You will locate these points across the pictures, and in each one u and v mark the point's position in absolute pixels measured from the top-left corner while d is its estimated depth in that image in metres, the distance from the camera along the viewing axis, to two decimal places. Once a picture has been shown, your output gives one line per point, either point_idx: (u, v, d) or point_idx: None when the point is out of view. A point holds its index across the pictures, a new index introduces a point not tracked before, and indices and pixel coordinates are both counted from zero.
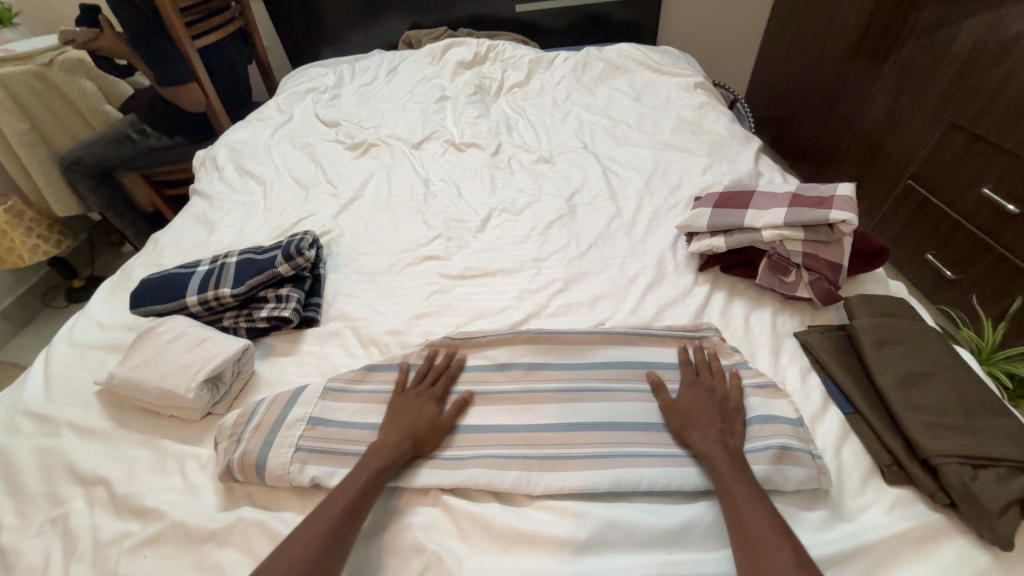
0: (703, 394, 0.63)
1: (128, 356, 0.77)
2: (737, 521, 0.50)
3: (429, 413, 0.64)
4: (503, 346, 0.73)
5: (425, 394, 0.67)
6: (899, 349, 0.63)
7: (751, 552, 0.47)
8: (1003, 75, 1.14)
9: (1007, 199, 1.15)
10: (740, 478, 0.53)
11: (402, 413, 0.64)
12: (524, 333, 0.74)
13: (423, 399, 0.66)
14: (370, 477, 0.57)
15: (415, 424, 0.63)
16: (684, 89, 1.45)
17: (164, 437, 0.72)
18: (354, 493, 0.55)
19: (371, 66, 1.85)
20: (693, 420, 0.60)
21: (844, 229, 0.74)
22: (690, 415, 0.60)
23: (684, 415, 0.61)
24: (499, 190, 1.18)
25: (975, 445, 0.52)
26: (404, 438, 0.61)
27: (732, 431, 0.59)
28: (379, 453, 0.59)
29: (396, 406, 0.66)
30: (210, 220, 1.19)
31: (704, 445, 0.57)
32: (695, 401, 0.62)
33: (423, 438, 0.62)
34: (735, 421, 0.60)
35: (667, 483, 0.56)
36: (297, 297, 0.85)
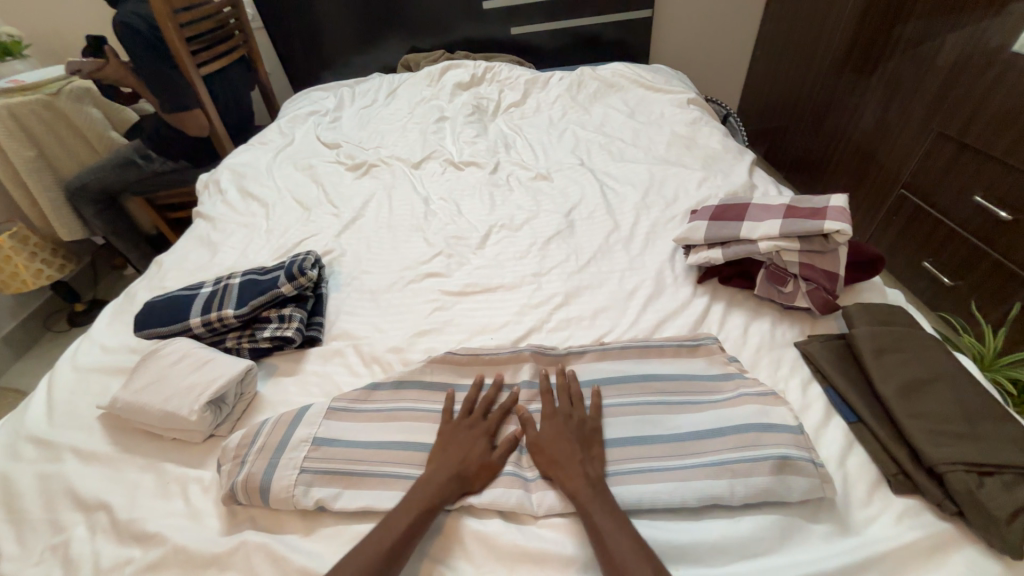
0: (562, 421, 0.62)
1: (131, 379, 0.77)
2: (606, 556, 0.50)
3: (480, 450, 0.61)
4: (505, 361, 0.73)
5: (480, 428, 0.64)
6: (899, 357, 0.64)
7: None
8: (988, 86, 1.17)
9: (999, 206, 1.17)
10: (604, 508, 0.53)
11: (455, 446, 0.62)
12: (526, 349, 0.75)
13: (477, 434, 0.63)
14: (413, 513, 0.55)
15: (467, 460, 0.60)
16: (677, 105, 1.48)
17: (167, 460, 0.72)
18: (393, 530, 0.53)
19: (371, 89, 1.90)
20: (556, 452, 0.59)
21: (839, 239, 0.75)
22: (551, 448, 0.60)
23: (544, 446, 0.60)
24: (498, 206, 1.20)
25: (979, 452, 0.52)
26: (452, 476, 0.58)
27: (590, 457, 0.59)
28: (427, 489, 0.57)
29: (449, 439, 0.63)
30: (213, 242, 1.21)
31: (569, 477, 0.56)
32: (554, 430, 0.62)
33: (470, 477, 0.59)
34: (594, 447, 0.60)
35: (669, 498, 0.55)
36: (300, 317, 0.86)
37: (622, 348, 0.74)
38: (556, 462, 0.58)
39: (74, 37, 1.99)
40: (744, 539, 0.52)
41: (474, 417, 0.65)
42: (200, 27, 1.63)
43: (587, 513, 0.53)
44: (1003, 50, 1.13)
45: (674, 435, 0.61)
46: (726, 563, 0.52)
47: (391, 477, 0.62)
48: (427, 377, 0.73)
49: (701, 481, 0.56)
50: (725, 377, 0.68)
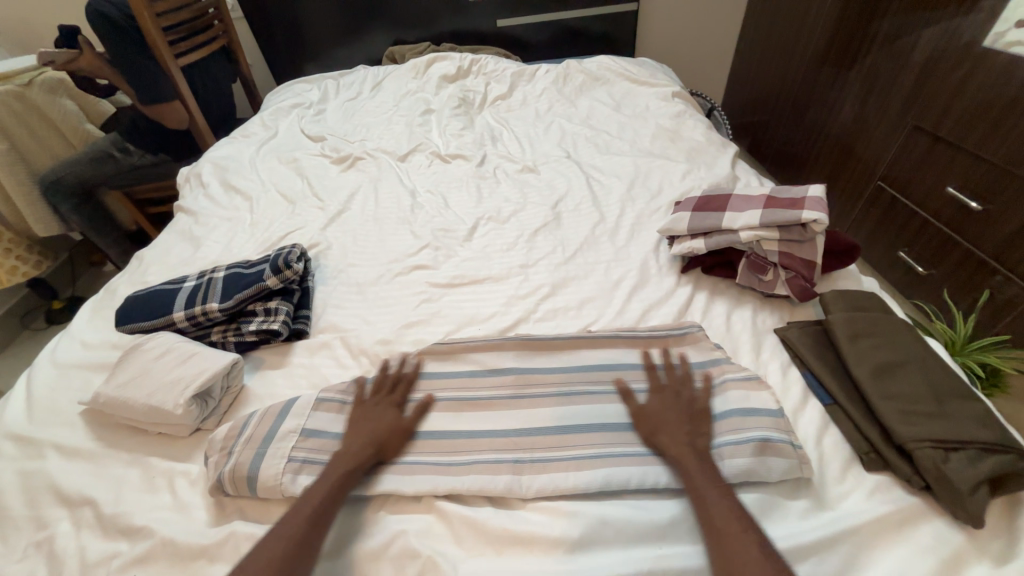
0: (668, 395, 0.64)
1: (114, 373, 0.76)
2: (705, 516, 0.51)
3: (392, 418, 0.65)
4: (493, 351, 0.75)
5: (390, 400, 0.68)
6: (872, 341, 0.66)
7: (723, 548, 0.47)
8: (959, 81, 1.21)
9: (970, 197, 1.21)
10: (705, 474, 0.54)
11: (368, 419, 0.66)
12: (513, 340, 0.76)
13: (385, 406, 0.67)
14: (335, 481, 0.58)
15: (380, 429, 0.64)
16: (662, 98, 1.49)
17: (153, 454, 0.71)
18: (316, 498, 0.56)
19: (356, 81, 1.87)
20: (660, 422, 0.61)
21: (816, 228, 0.76)
22: (656, 418, 0.62)
23: (649, 416, 0.62)
24: (485, 199, 1.20)
25: (946, 429, 0.55)
26: (367, 444, 0.62)
27: (697, 427, 0.60)
28: (343, 460, 0.60)
29: (362, 413, 0.67)
30: (195, 236, 1.19)
31: (671, 445, 0.58)
32: (660, 403, 0.64)
33: (385, 443, 0.63)
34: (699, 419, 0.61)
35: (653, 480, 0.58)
36: (286, 310, 0.86)
37: (608, 337, 0.75)
38: (660, 432, 0.60)
39: (45, 26, 1.92)
40: None
41: (385, 392, 0.70)
42: (178, 16, 1.59)
43: (689, 479, 0.54)
44: (974, 46, 1.17)
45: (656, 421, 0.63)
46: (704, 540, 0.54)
47: (377, 465, 0.63)
48: (415, 367, 0.73)
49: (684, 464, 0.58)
50: (708, 363, 0.70)
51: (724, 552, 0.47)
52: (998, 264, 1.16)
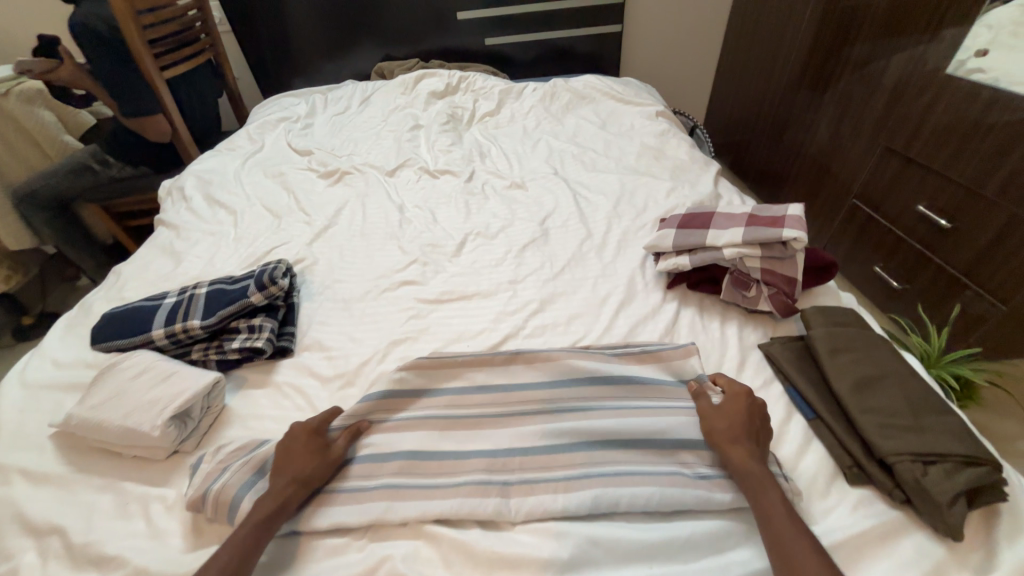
0: (735, 403, 0.65)
1: (86, 395, 0.73)
2: (771, 533, 0.52)
3: (321, 449, 0.64)
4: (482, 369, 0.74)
5: (311, 432, 0.65)
6: (851, 355, 0.68)
7: (784, 554, 0.49)
8: (928, 105, 1.27)
9: (940, 216, 1.26)
10: (771, 492, 0.55)
11: (291, 452, 0.63)
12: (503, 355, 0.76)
13: (307, 438, 0.65)
14: (252, 527, 0.56)
15: (302, 465, 0.62)
16: (646, 117, 1.53)
17: (126, 478, 0.68)
18: (233, 547, 0.53)
19: (344, 96, 1.88)
20: (727, 431, 0.62)
21: (796, 246, 0.79)
22: (725, 427, 0.62)
23: (718, 425, 0.63)
24: (474, 214, 1.21)
25: (923, 442, 0.56)
26: (293, 481, 0.60)
27: (761, 442, 0.61)
28: (268, 499, 0.58)
29: (283, 447, 0.64)
30: (177, 250, 1.17)
31: (739, 460, 0.58)
32: (727, 410, 0.64)
33: (314, 477, 0.61)
34: (762, 436, 0.62)
35: (646, 502, 0.57)
36: (270, 326, 0.84)
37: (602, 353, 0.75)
38: (727, 444, 0.61)
39: (24, 35, 1.89)
40: (710, 535, 0.56)
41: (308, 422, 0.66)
42: (164, 28, 1.58)
43: (755, 494, 0.55)
44: (940, 72, 1.23)
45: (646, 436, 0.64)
46: (696, 559, 0.54)
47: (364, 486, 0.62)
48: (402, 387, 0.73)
49: (676, 485, 0.59)
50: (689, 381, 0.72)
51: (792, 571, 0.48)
52: (969, 279, 1.21)
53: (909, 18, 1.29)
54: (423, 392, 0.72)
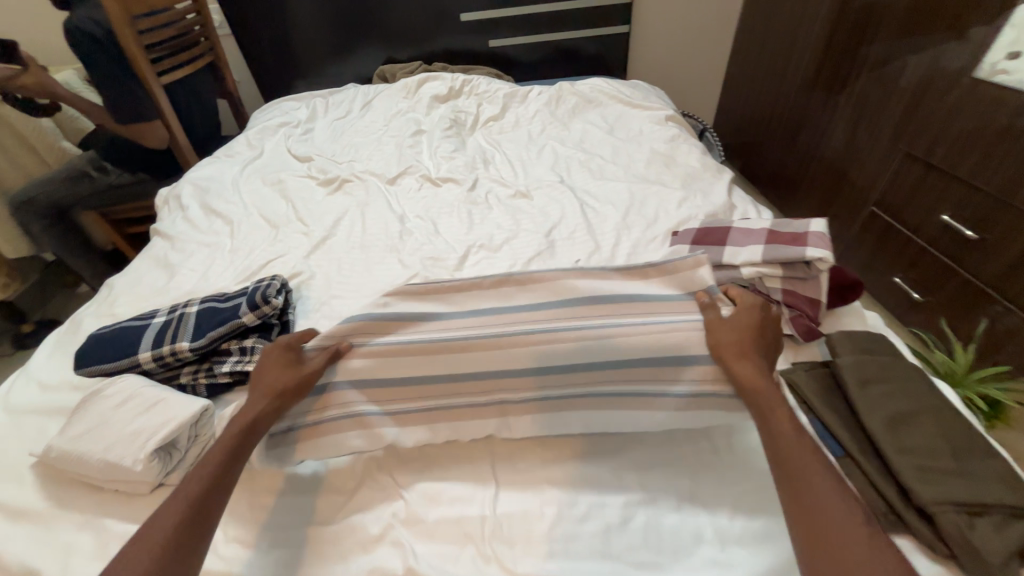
0: (746, 319, 0.65)
1: (68, 425, 0.69)
2: (774, 446, 0.54)
3: (296, 369, 0.65)
4: (472, 328, 0.66)
5: (283, 352, 0.67)
6: (883, 388, 0.63)
7: (783, 456, 0.52)
8: (952, 110, 1.20)
9: (965, 226, 1.20)
10: (777, 405, 0.57)
11: (265, 372, 0.65)
12: (492, 310, 0.68)
13: (279, 357, 0.66)
14: (229, 445, 0.59)
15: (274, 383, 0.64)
16: (655, 122, 1.48)
17: (109, 514, 0.65)
18: (218, 458, 0.58)
19: (345, 99, 1.84)
20: (738, 343, 0.62)
21: (821, 266, 0.74)
22: (734, 341, 0.62)
23: (732, 338, 0.62)
24: (477, 225, 1.16)
25: (967, 490, 0.51)
26: (269, 398, 0.63)
27: (767, 356, 0.63)
28: (246, 415, 0.62)
29: (259, 369, 0.66)
30: (171, 263, 1.13)
31: (747, 374, 0.60)
32: (738, 323, 0.64)
33: (288, 395, 0.64)
34: (768, 348, 0.63)
35: (637, 427, 0.65)
36: (262, 348, 0.80)
37: (599, 299, 0.67)
38: (736, 358, 0.61)
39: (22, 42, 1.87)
40: None
41: (281, 344, 0.68)
42: (160, 33, 1.55)
43: (761, 407, 0.57)
44: (966, 74, 1.17)
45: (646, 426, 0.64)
46: None
47: (375, 504, 0.63)
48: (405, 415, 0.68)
49: (671, 412, 0.64)
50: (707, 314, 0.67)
51: (794, 481, 0.50)
52: (997, 293, 1.15)
53: (931, 17, 1.24)
54: (414, 392, 0.66)
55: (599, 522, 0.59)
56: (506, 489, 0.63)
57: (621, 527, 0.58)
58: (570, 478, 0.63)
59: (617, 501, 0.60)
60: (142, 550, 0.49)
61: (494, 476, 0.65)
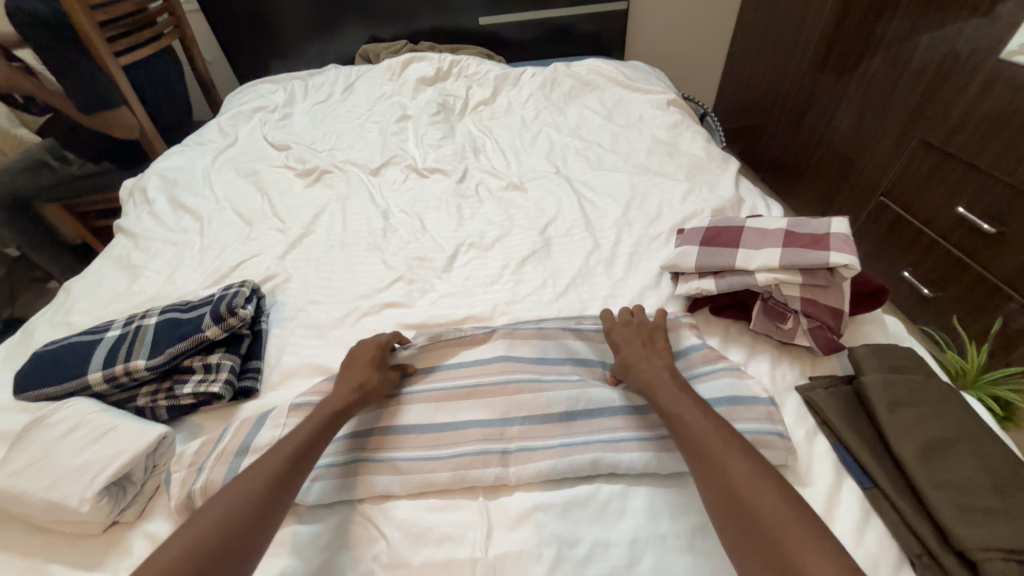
0: (634, 329, 0.72)
1: (5, 459, 0.61)
2: (693, 444, 0.54)
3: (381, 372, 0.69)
4: (480, 375, 0.70)
5: (378, 350, 0.71)
6: (916, 411, 0.57)
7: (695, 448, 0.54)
8: (975, 94, 1.13)
9: (982, 219, 1.14)
10: (680, 398, 0.59)
11: (357, 363, 0.69)
12: (496, 361, 0.72)
13: (373, 355, 0.70)
14: (326, 416, 0.62)
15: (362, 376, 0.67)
16: (656, 107, 1.39)
17: (55, 558, 0.58)
18: (300, 439, 0.58)
19: (326, 82, 1.72)
20: (630, 355, 0.68)
21: (846, 273, 0.67)
22: (630, 352, 0.68)
23: (624, 349, 0.69)
24: (466, 222, 1.08)
25: (1016, 534, 0.46)
26: (355, 390, 0.65)
27: (662, 356, 0.67)
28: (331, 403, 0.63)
29: (349, 360, 0.71)
30: (135, 264, 1.04)
31: (648, 378, 0.63)
32: (625, 335, 0.71)
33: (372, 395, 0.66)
34: (663, 350, 0.68)
35: (646, 465, 0.60)
36: (230, 365, 0.73)
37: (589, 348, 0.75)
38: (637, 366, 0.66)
39: None
40: None
41: (376, 341, 0.73)
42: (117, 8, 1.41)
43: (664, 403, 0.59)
44: (991, 55, 1.09)
45: (651, 456, 0.60)
46: None
47: (363, 542, 0.57)
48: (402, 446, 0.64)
49: (675, 453, 0.61)
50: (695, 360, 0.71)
51: (713, 465, 0.51)
52: (1012, 290, 1.10)
53: None
54: (408, 426, 0.66)
55: (604, 565, 0.53)
56: (500, 528, 0.57)
57: (627, 571, 0.52)
58: (568, 512, 0.57)
59: (622, 539, 0.55)
60: (246, 484, 0.52)
61: (485, 511, 0.59)
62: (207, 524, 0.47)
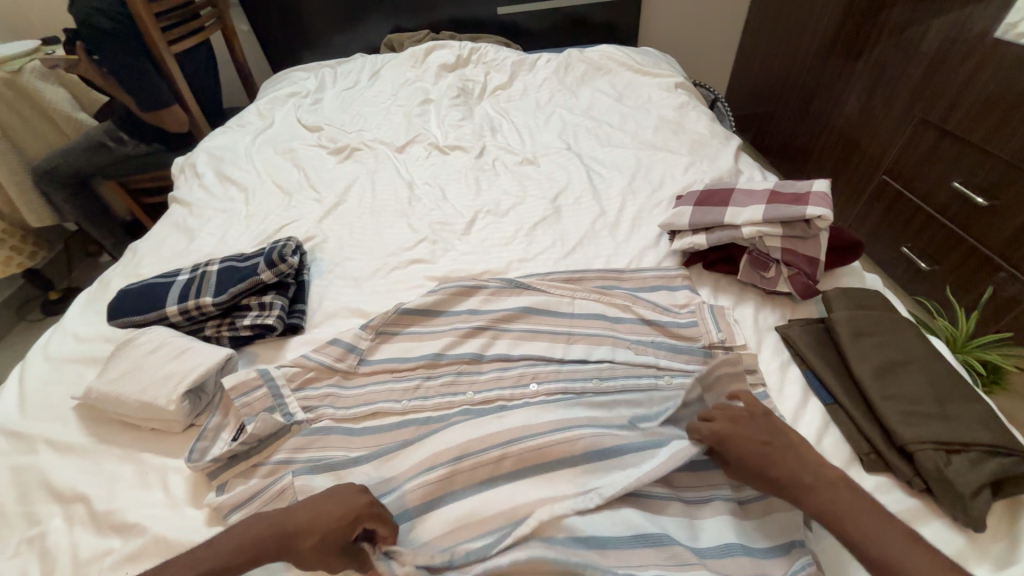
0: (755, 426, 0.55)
1: (105, 369, 0.75)
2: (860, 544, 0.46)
3: (334, 524, 0.51)
4: (494, 441, 0.59)
5: (353, 511, 0.52)
6: (875, 340, 0.65)
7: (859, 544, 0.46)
8: (970, 72, 1.18)
9: (976, 192, 1.20)
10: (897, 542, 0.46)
11: (316, 524, 0.51)
12: (525, 501, 0.55)
13: (342, 529, 0.51)
14: (260, 542, 0.51)
15: (307, 529, 0.51)
16: (664, 89, 1.47)
17: (146, 449, 0.71)
18: (227, 544, 0.52)
19: (354, 69, 1.84)
20: (772, 461, 0.52)
21: (820, 224, 0.75)
22: (775, 458, 0.52)
23: (759, 459, 0.53)
24: (484, 192, 1.18)
25: (947, 430, 0.54)
26: (296, 533, 0.51)
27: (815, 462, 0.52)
28: (270, 527, 0.52)
29: (314, 501, 0.54)
30: (190, 227, 1.17)
31: (841, 510, 0.48)
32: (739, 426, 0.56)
33: (307, 541, 0.51)
34: (802, 446, 0.54)
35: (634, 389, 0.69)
36: (281, 304, 0.84)
37: (594, 290, 0.84)
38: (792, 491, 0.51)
39: (32, 11, 1.85)
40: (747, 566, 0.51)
41: (365, 501, 0.53)
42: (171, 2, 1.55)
43: (863, 547, 0.46)
44: (986, 36, 1.14)
45: (644, 383, 0.70)
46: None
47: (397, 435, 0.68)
48: (430, 372, 0.75)
49: (663, 380, 0.71)
50: (685, 306, 0.80)
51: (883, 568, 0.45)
52: (1003, 260, 1.15)
53: None
54: (435, 355, 0.76)
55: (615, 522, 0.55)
56: None
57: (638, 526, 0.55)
58: None
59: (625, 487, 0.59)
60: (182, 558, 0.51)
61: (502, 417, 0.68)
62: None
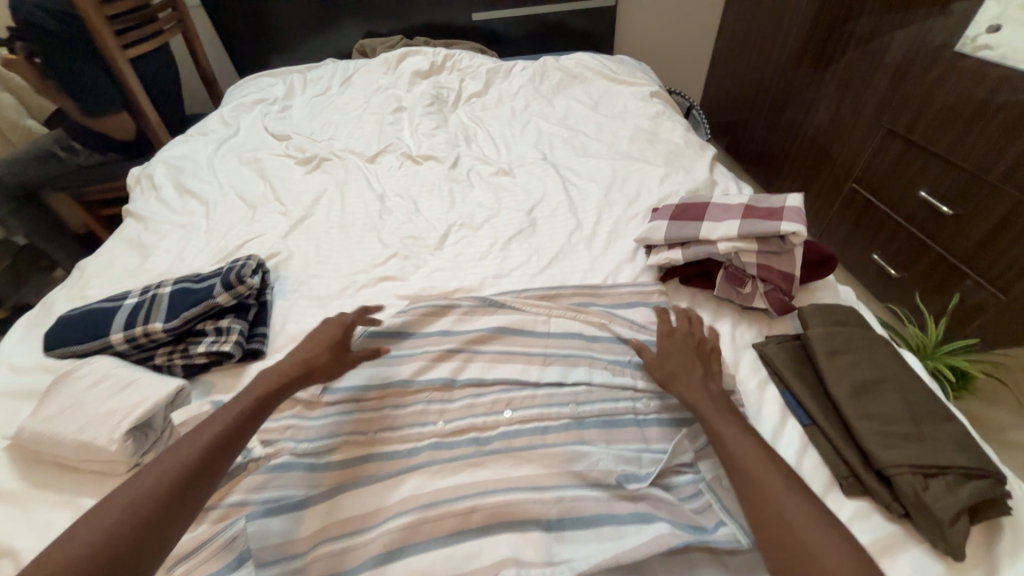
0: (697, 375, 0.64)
1: (39, 407, 0.68)
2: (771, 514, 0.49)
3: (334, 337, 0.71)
4: (462, 490, 0.59)
5: (342, 326, 0.73)
6: (850, 357, 0.64)
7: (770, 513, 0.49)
8: (934, 82, 1.21)
9: (942, 201, 1.22)
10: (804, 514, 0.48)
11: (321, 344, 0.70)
12: (491, 561, 0.53)
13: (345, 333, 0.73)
14: (274, 385, 0.64)
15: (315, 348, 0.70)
16: (639, 98, 1.46)
17: (86, 494, 0.65)
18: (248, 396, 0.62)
19: (324, 75, 1.78)
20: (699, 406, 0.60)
21: (795, 240, 0.75)
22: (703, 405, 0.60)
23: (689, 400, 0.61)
24: (458, 204, 1.15)
25: (924, 452, 0.53)
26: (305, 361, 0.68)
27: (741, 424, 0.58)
28: (279, 369, 0.67)
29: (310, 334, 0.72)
30: (145, 244, 1.10)
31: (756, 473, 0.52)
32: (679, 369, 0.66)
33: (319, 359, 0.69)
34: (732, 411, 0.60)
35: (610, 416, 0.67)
36: (239, 329, 0.79)
37: (570, 308, 0.81)
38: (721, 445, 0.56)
39: None
40: None
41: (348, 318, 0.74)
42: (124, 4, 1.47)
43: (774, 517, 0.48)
44: (946, 49, 1.17)
45: (620, 408, 0.68)
46: None
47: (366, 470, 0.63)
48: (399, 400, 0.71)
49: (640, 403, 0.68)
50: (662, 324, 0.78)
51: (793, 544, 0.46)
52: (969, 268, 1.18)
53: None
54: (404, 381, 0.72)
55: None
56: None
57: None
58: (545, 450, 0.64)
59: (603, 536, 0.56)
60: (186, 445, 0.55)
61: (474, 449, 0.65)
62: (82, 543, 0.45)
